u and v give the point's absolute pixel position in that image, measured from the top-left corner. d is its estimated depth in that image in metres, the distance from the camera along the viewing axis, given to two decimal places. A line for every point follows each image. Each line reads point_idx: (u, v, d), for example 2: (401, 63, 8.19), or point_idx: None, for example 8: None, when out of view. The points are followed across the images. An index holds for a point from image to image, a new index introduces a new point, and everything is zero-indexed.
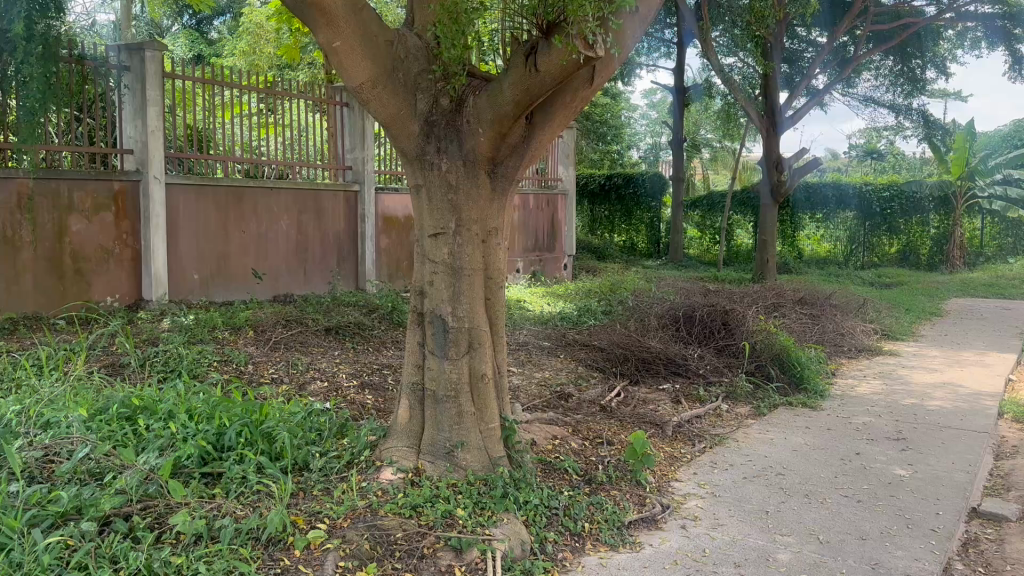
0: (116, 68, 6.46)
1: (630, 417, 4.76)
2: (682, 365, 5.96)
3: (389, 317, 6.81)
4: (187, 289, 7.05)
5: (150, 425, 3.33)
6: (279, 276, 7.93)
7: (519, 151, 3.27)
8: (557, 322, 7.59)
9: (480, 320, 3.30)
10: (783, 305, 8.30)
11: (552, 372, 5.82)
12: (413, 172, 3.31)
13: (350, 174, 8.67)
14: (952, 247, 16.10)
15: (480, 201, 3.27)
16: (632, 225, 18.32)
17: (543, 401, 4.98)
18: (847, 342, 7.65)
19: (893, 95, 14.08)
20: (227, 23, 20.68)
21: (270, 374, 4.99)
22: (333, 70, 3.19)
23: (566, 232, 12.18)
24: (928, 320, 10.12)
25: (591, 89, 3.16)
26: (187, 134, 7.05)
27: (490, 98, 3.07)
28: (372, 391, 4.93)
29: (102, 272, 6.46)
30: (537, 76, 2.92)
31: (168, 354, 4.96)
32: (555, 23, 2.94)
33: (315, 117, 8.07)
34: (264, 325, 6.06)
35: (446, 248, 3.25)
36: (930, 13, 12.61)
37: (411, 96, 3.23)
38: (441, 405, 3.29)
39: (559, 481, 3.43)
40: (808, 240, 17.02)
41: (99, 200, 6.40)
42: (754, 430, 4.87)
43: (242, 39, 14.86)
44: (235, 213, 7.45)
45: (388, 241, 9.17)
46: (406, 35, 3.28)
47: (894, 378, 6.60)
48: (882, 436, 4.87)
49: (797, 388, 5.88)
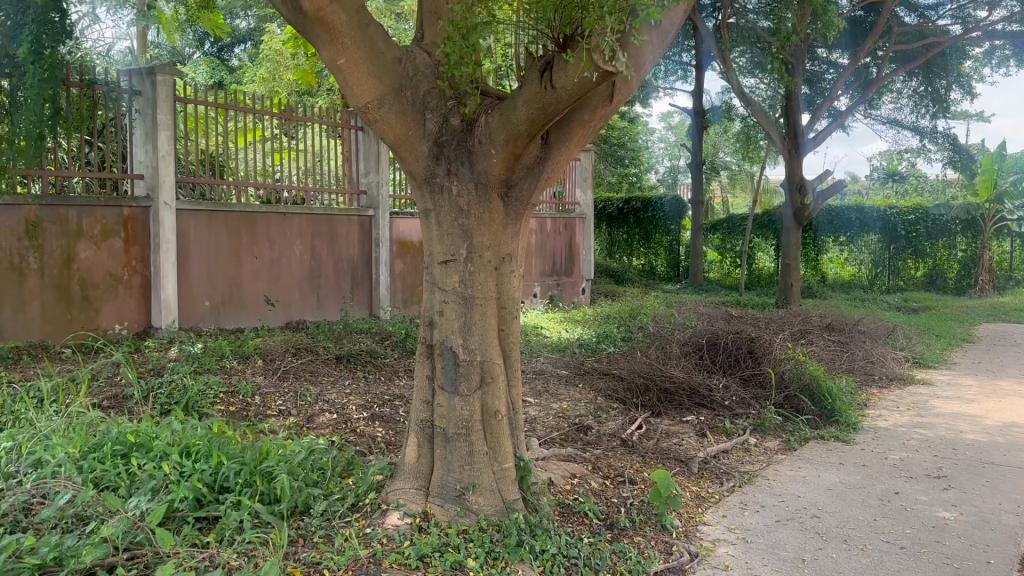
0: (128, 92, 6.38)
1: (653, 453, 4.53)
2: (707, 396, 5.71)
3: (402, 345, 6.62)
4: (197, 316, 6.90)
5: (144, 464, 3.14)
6: (292, 303, 7.78)
7: (535, 173, 3.08)
8: (575, 349, 7.36)
9: (493, 352, 3.10)
10: (809, 332, 8.03)
11: (570, 404, 5.58)
12: (423, 196, 3.13)
13: (364, 199, 8.54)
14: (980, 270, 15.72)
15: (493, 227, 3.07)
16: (651, 248, 18.10)
17: (560, 434, 4.75)
18: (878, 371, 7.36)
19: (916, 116, 13.81)
20: (247, 50, 20.84)
21: (277, 407, 4.81)
22: (339, 88, 3.03)
23: (584, 257, 11.97)
24: (960, 346, 9.79)
25: (612, 107, 2.97)
26: (200, 159, 6.95)
27: (504, 117, 2.88)
28: (384, 424, 4.73)
29: (110, 299, 6.32)
30: (553, 92, 2.73)
31: (174, 385, 4.79)
32: (572, 37, 2.76)
33: (331, 142, 7.94)
34: (273, 353, 5.87)
35: (456, 276, 3.06)
36: (956, 32, 12.41)
37: (419, 115, 3.04)
38: (451, 443, 3.08)
39: (579, 526, 3.20)
40: (831, 263, 16.70)
41: (107, 226, 6.28)
42: (785, 467, 4.61)
43: (261, 65, 14.85)
44: (248, 239, 7.32)
45: (403, 266, 8.99)
46: (416, 52, 3.09)
47: (928, 409, 6.31)
48: (921, 474, 4.59)
49: (828, 421, 5.61)
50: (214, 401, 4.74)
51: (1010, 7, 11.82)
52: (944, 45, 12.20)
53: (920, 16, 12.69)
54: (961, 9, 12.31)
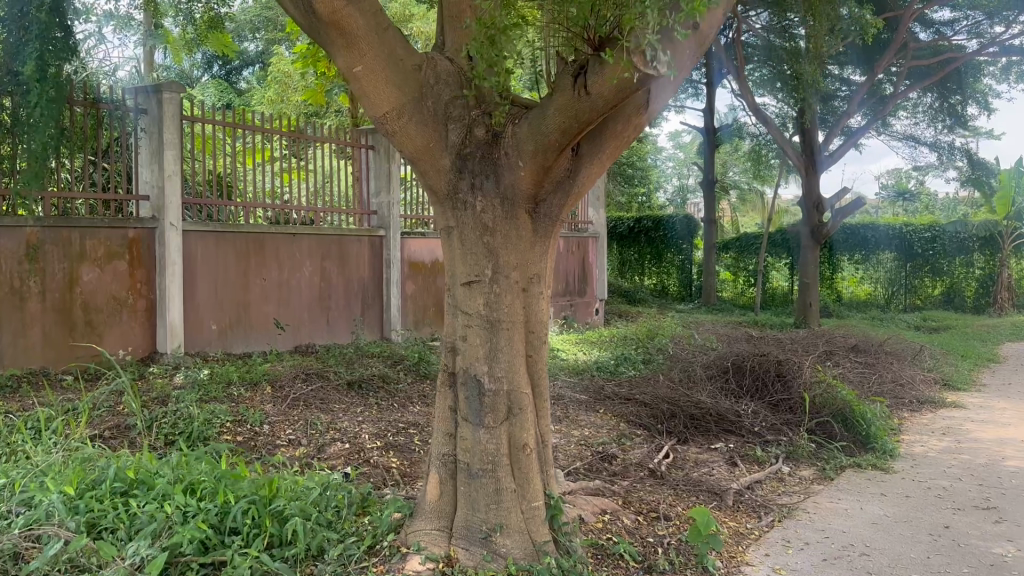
0: (133, 110, 6.22)
1: (685, 485, 4.28)
2: (735, 422, 5.47)
3: (415, 369, 6.40)
4: (204, 340, 6.68)
5: (145, 503, 2.92)
6: (302, 325, 7.57)
7: (565, 188, 2.87)
8: (593, 372, 7.12)
9: (520, 381, 2.87)
10: (835, 353, 7.77)
11: (592, 430, 5.32)
12: (444, 213, 2.91)
13: (375, 219, 8.37)
14: (999, 288, 15.42)
15: (521, 245, 2.86)
16: (662, 268, 17.87)
17: (585, 464, 4.52)
18: (908, 394, 7.08)
19: (934, 131, 13.51)
20: (255, 72, 20.80)
21: (286, 436, 4.59)
22: (355, 99, 2.84)
23: (597, 276, 11.75)
24: (986, 367, 9.50)
25: (650, 114, 2.77)
26: (208, 180, 6.79)
27: (533, 127, 2.68)
28: (399, 455, 4.49)
29: (114, 324, 6.13)
30: (589, 99, 2.53)
31: (178, 415, 4.57)
32: (608, 40, 2.57)
33: (339, 162, 7.79)
34: (283, 379, 5.63)
35: (481, 298, 2.84)
36: (972, 47, 12.20)
37: (441, 127, 2.83)
38: (475, 480, 2.85)
39: (615, 570, 2.95)
40: (846, 282, 16.44)
41: (111, 248, 6.09)
42: (824, 499, 4.34)
43: (269, 87, 14.72)
44: (256, 260, 7.12)
45: (414, 287, 8.79)
46: (438, 59, 2.89)
47: (965, 434, 6.03)
48: (969, 504, 4.33)
49: (864, 447, 5.35)
50: (221, 431, 4.52)
51: None
52: (960, 60, 11.98)
53: (935, 32, 12.49)
54: (976, 24, 12.09)
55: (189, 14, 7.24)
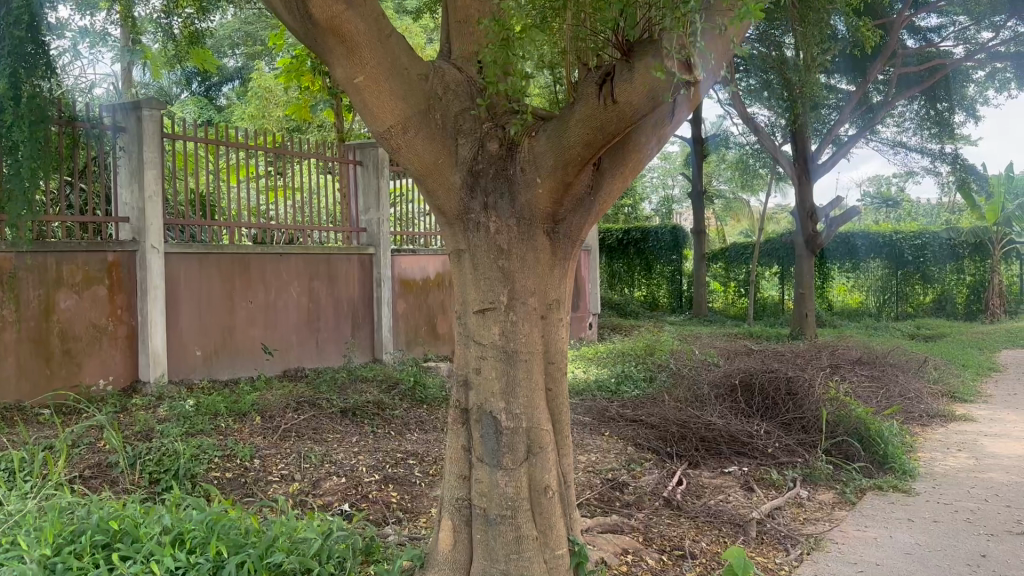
0: (111, 129, 5.97)
1: (705, 516, 4.05)
2: (748, 444, 5.25)
3: (411, 393, 6.13)
4: (189, 367, 6.40)
5: (129, 560, 2.68)
6: (290, 348, 7.29)
7: (585, 207, 2.74)
8: (594, 391, 6.86)
9: (540, 415, 2.70)
10: (839, 366, 7.56)
11: (599, 455, 5.05)
12: (454, 234, 2.76)
13: (364, 237, 8.14)
14: (991, 294, 15.32)
15: (539, 268, 2.71)
16: (652, 280, 17.69)
17: (595, 494, 4.26)
18: (918, 408, 6.88)
19: (922, 138, 13.36)
20: (235, 88, 20.54)
21: (278, 472, 4.32)
22: (355, 114, 2.67)
23: (590, 290, 11.51)
24: (989, 376, 9.33)
25: (674, 125, 2.63)
26: (190, 199, 6.53)
27: (553, 140, 2.52)
28: (399, 489, 4.22)
29: (94, 352, 5.83)
30: (615, 109, 2.37)
31: (163, 451, 4.29)
32: (637, 47, 2.41)
33: (326, 178, 7.56)
34: (272, 410, 5.32)
35: (496, 327, 2.67)
36: (959, 53, 12.05)
37: (451, 141, 2.67)
38: (493, 528, 2.64)
39: None
40: (836, 291, 16.28)
41: (90, 272, 5.80)
42: (850, 526, 4.11)
43: (250, 103, 14.48)
44: (242, 282, 6.84)
45: (405, 306, 8.56)
46: (445, 68, 2.74)
47: (983, 449, 5.81)
48: (1003, 527, 4.09)
49: (882, 468, 5.14)
50: (209, 469, 4.24)
51: (1014, 28, 11.49)
52: (947, 67, 11.82)
53: (923, 39, 12.47)
54: (963, 30, 11.95)
55: (168, 31, 6.98)
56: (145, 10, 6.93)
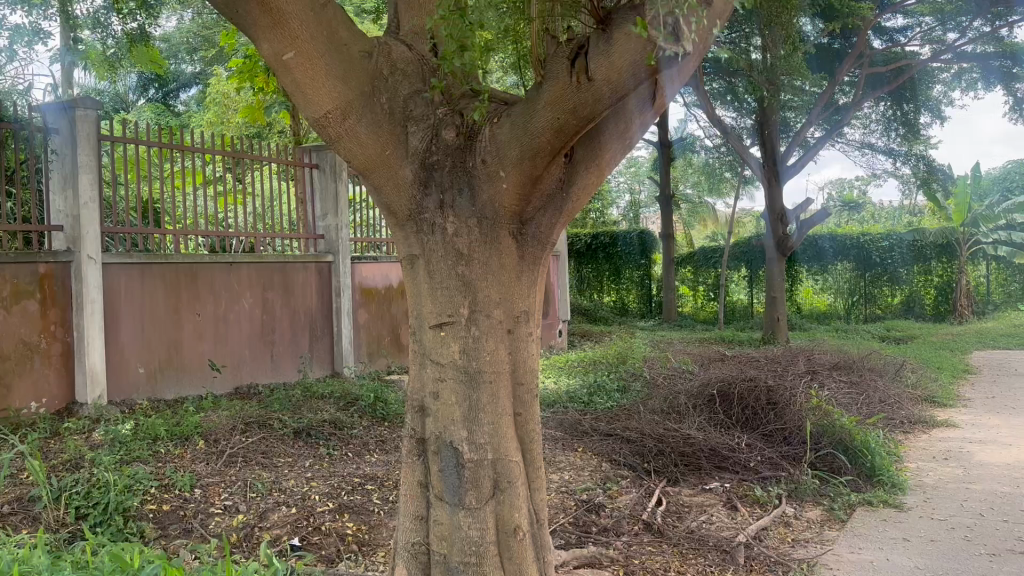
0: (42, 130, 5.51)
1: (689, 542, 3.73)
2: (730, 458, 4.96)
3: (370, 411, 5.74)
4: (130, 386, 5.94)
5: None
6: (241, 366, 6.85)
7: (556, 205, 2.45)
8: (566, 403, 6.53)
9: (508, 443, 2.41)
10: (817, 372, 7.31)
11: (573, 474, 4.70)
12: (406, 237, 2.46)
13: (322, 244, 7.76)
14: (958, 296, 15.32)
15: (503, 276, 2.41)
16: (621, 285, 17.44)
17: (569, 520, 3.91)
18: (898, 414, 6.66)
19: (888, 140, 13.11)
20: (195, 95, 20.00)
21: (222, 502, 3.92)
22: (289, 98, 2.37)
23: (559, 295, 11.20)
24: (965, 379, 9.19)
25: (656, 110, 2.35)
26: (137, 206, 6.12)
27: (517, 127, 2.23)
28: (355, 520, 3.83)
29: (24, 373, 5.36)
30: (591, 87, 2.07)
31: (92, 482, 3.85)
32: (613, 16, 2.11)
33: (283, 183, 7.18)
34: (218, 432, 4.91)
35: (454, 343, 2.37)
36: (926, 53, 11.90)
37: (399, 129, 2.38)
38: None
39: None
40: (802, 293, 16.22)
41: (20, 285, 5.33)
42: (844, 549, 3.82)
43: (206, 108, 13.92)
44: (188, 294, 6.39)
45: (367, 315, 8.19)
46: (392, 46, 2.45)
47: (969, 458, 5.56)
48: (1006, 546, 3.80)
49: (870, 481, 4.88)
50: (143, 501, 3.82)
51: (979, 28, 11.41)
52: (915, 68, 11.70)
53: (889, 40, 12.29)
54: (929, 31, 11.83)
55: (109, 30, 6.52)
56: (85, 8, 6.49)
